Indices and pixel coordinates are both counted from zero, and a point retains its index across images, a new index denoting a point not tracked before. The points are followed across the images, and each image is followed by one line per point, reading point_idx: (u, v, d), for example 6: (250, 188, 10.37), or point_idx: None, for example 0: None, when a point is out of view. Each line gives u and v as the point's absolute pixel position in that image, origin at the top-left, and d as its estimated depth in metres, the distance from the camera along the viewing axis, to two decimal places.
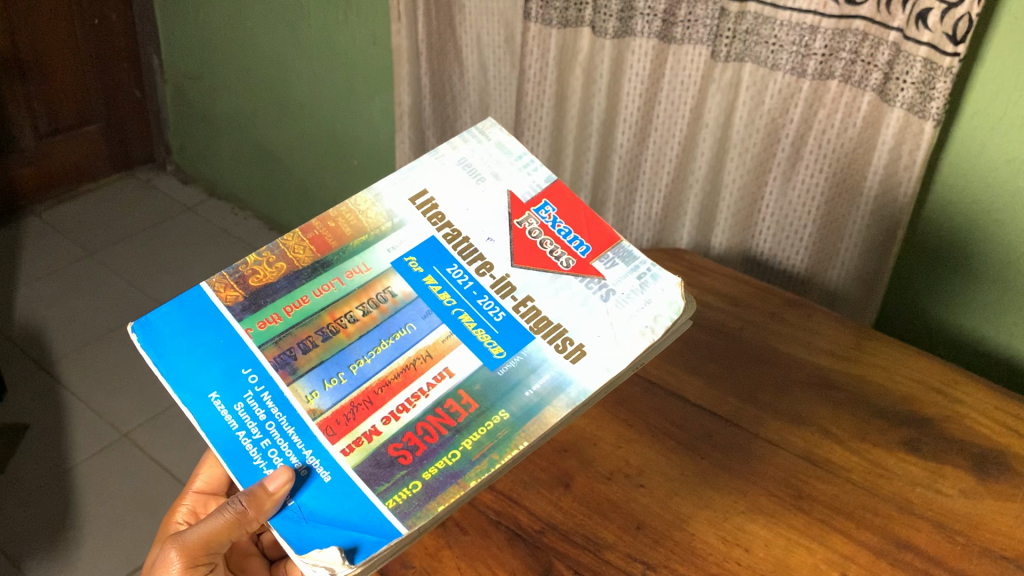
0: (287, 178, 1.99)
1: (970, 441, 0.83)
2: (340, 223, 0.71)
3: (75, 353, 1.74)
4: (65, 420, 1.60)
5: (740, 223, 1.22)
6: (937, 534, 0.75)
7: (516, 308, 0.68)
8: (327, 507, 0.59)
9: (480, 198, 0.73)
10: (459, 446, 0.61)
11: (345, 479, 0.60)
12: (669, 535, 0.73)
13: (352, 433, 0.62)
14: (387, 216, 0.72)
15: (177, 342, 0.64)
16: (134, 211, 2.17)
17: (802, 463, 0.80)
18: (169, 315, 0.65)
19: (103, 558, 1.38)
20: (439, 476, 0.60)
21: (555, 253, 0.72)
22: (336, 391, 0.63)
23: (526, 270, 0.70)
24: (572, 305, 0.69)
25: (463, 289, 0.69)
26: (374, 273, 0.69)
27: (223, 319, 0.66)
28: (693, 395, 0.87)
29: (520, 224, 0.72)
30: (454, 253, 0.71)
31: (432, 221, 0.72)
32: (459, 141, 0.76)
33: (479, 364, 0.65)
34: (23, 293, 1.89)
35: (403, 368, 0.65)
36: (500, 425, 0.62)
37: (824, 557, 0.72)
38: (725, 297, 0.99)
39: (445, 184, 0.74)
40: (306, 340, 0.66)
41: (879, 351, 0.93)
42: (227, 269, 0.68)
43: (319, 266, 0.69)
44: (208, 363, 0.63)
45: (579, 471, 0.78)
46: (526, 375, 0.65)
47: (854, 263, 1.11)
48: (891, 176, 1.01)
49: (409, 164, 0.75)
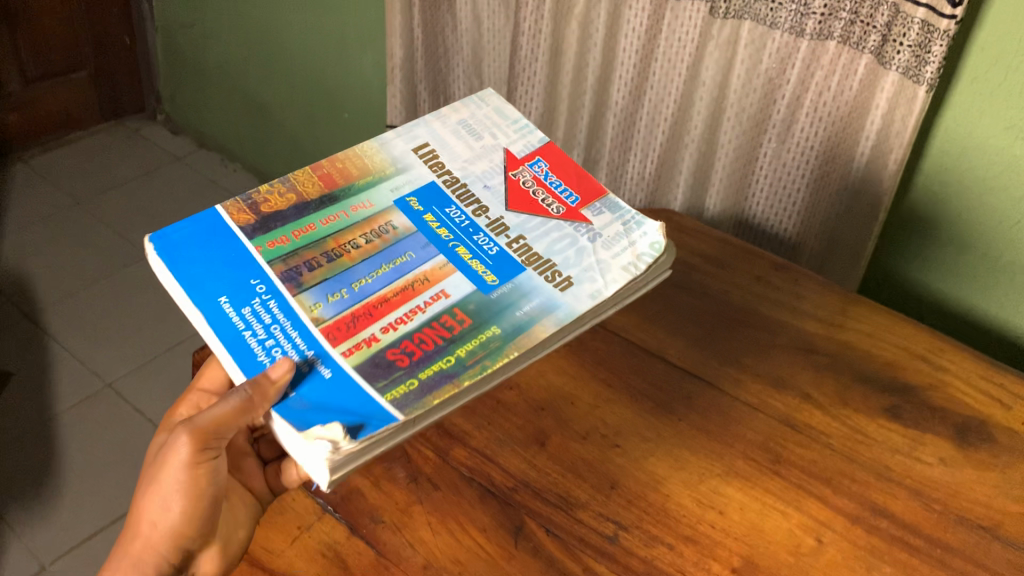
0: (278, 131, 1.96)
1: (952, 409, 0.82)
2: (348, 165, 0.76)
3: (61, 303, 1.73)
4: (49, 369, 1.59)
5: (734, 185, 1.19)
6: (914, 502, 0.74)
7: (510, 244, 0.72)
8: (325, 398, 0.58)
9: (478, 153, 0.79)
10: (453, 354, 0.62)
11: (344, 376, 0.60)
12: (644, 496, 0.72)
13: (352, 338, 0.63)
14: (391, 162, 0.77)
15: (190, 253, 0.66)
16: (123, 160, 2.15)
17: (781, 428, 0.79)
18: (185, 230, 0.68)
19: (84, 507, 1.38)
20: (434, 376, 0.60)
21: (550, 200, 0.77)
22: (332, 301, 0.65)
23: (519, 213, 0.75)
24: (567, 240, 0.73)
25: (460, 227, 0.73)
26: (378, 209, 0.73)
27: (234, 235, 0.68)
28: (674, 356, 0.86)
29: (515, 175, 0.78)
30: (452, 196, 0.75)
31: (432, 168, 0.77)
32: (460, 105, 0.83)
33: (474, 288, 0.68)
34: (9, 240, 1.87)
35: (402, 288, 0.67)
36: (492, 338, 0.64)
37: (799, 522, 0.72)
38: (712, 259, 0.98)
39: (447, 138, 0.79)
40: (312, 261, 0.68)
41: (865, 317, 0.92)
42: (241, 197, 0.71)
43: (326, 200, 0.73)
44: (220, 272, 0.65)
45: (555, 430, 0.77)
46: (518, 298, 0.67)
47: (844, 227, 1.10)
48: (883, 142, 0.99)
49: (412, 122, 0.81)
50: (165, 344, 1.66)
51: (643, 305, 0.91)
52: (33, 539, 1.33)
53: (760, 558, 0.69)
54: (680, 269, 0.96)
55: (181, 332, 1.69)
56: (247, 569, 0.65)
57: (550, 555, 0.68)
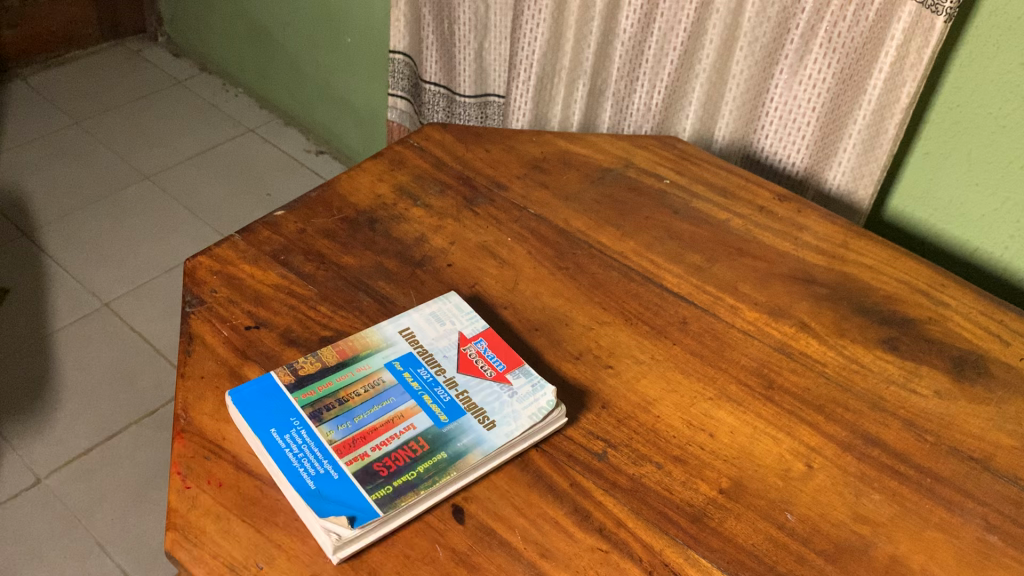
0: (279, 57, 1.93)
1: (950, 344, 0.81)
2: (352, 343, 0.72)
3: (59, 222, 1.72)
4: (46, 287, 1.59)
5: (745, 115, 1.14)
6: (906, 432, 0.73)
7: (458, 393, 0.70)
8: (337, 495, 0.60)
9: (436, 343, 0.74)
10: (415, 470, 0.63)
11: (330, 484, 0.61)
12: (634, 416, 0.72)
13: (347, 453, 0.64)
14: (383, 338, 0.73)
15: (262, 406, 0.66)
16: (122, 81, 2.12)
17: (776, 355, 0.79)
18: (259, 382, 0.68)
19: (79, 423, 1.39)
20: (393, 492, 0.61)
21: (484, 361, 0.73)
22: (342, 427, 0.65)
23: (466, 375, 0.71)
24: (493, 391, 0.70)
25: (427, 379, 0.71)
26: (369, 369, 0.70)
27: (278, 390, 0.67)
28: (672, 282, 0.85)
29: (466, 350, 0.74)
30: (421, 358, 0.72)
31: (411, 343, 0.73)
32: (425, 306, 0.78)
33: (432, 422, 0.67)
34: (6, 157, 1.85)
35: (386, 419, 0.67)
36: (444, 462, 0.64)
37: (790, 447, 0.71)
38: (714, 189, 0.96)
39: (418, 331, 0.75)
40: (322, 404, 0.67)
41: (867, 250, 0.91)
42: (285, 363, 0.70)
43: (339, 364, 0.70)
44: (272, 409, 0.66)
45: (548, 350, 0.76)
46: (464, 433, 0.67)
47: (852, 167, 1.06)
48: (896, 75, 0.96)
49: (397, 313, 0.77)
50: (163, 267, 1.66)
51: (642, 231, 0.90)
52: (28, 452, 1.34)
53: (749, 480, 0.68)
54: (681, 196, 0.95)
55: (178, 256, 1.68)
56: (232, 471, 0.63)
57: (538, 470, 0.67)
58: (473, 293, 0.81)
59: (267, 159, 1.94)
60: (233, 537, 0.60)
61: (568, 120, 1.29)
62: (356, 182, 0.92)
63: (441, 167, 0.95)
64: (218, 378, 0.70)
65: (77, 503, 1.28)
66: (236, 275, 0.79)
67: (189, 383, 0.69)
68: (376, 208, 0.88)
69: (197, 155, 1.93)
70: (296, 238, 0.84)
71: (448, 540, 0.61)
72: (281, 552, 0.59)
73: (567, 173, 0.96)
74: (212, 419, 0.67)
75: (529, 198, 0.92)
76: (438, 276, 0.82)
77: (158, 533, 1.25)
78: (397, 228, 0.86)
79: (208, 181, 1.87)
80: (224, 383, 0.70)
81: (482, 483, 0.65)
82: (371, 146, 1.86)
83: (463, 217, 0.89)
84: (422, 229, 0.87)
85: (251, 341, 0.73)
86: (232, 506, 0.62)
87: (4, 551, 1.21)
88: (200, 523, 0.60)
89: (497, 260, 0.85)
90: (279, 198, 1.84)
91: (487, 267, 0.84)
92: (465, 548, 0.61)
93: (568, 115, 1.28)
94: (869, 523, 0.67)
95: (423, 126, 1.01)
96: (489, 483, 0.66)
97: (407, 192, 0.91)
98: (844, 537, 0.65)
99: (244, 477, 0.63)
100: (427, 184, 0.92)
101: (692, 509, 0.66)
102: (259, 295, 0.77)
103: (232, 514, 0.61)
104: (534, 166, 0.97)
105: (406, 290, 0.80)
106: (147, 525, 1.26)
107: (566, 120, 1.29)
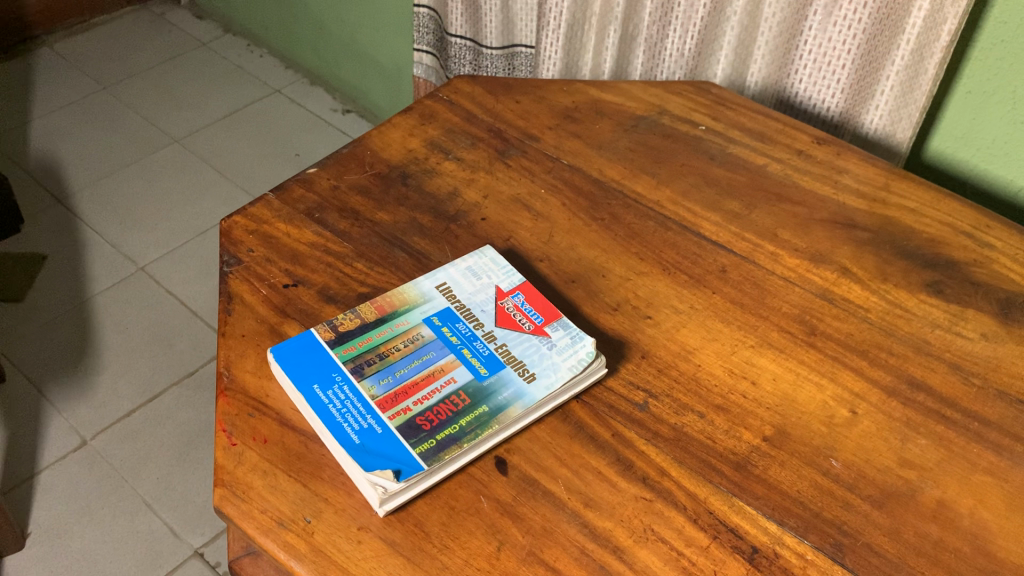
0: (303, 15, 1.91)
1: (996, 285, 0.79)
2: (390, 300, 0.72)
3: (91, 188, 1.74)
4: (83, 252, 1.61)
5: (778, 60, 1.10)
6: (952, 375, 0.72)
7: (498, 347, 0.70)
8: (383, 447, 0.61)
9: (474, 298, 0.74)
10: (458, 424, 0.63)
11: (376, 439, 0.61)
12: (674, 365, 0.71)
13: (390, 408, 0.64)
14: (421, 295, 0.73)
15: (304, 363, 0.66)
16: (147, 45, 2.11)
17: (818, 301, 0.78)
18: (301, 339, 0.68)
19: (122, 385, 1.41)
20: (436, 445, 0.62)
21: (522, 314, 0.72)
22: (383, 381, 0.66)
23: (506, 330, 0.71)
24: (532, 344, 0.70)
25: (467, 334, 0.70)
26: (408, 325, 0.70)
27: (319, 347, 0.68)
28: (709, 230, 0.84)
29: (504, 304, 0.73)
30: (459, 313, 0.72)
31: (450, 299, 0.73)
32: (461, 261, 0.77)
33: (472, 375, 0.67)
34: (37, 124, 1.87)
35: (428, 373, 0.67)
36: (486, 415, 0.64)
37: (833, 394, 0.70)
38: (751, 133, 0.95)
39: (455, 287, 0.74)
40: (363, 361, 0.67)
41: (909, 192, 0.89)
42: (323, 322, 0.70)
43: (378, 321, 0.70)
44: (315, 368, 0.66)
45: (586, 302, 0.76)
46: (505, 386, 0.66)
47: (891, 108, 1.03)
48: (937, 12, 0.92)
49: (433, 269, 0.76)
50: (195, 230, 1.67)
51: (678, 178, 0.89)
52: (74, 414, 1.37)
53: (793, 428, 0.68)
54: (718, 143, 0.93)
55: (210, 219, 1.69)
56: (276, 428, 0.64)
57: (579, 421, 0.67)
58: (509, 246, 0.80)
59: (295, 119, 1.94)
60: (280, 492, 0.61)
61: (599, 69, 1.24)
62: (387, 137, 0.91)
63: (472, 120, 0.94)
64: (259, 336, 0.70)
65: (123, 463, 1.31)
66: (271, 233, 0.79)
67: (230, 342, 0.70)
68: (408, 162, 0.88)
69: (224, 118, 1.93)
70: (330, 196, 0.83)
71: (493, 491, 0.62)
72: (328, 506, 0.60)
73: (600, 122, 0.95)
74: (255, 376, 0.67)
75: (562, 148, 0.91)
76: (472, 230, 0.81)
77: (203, 490, 1.28)
78: (430, 182, 0.86)
79: (236, 143, 1.87)
80: (265, 340, 0.70)
81: (524, 435, 0.66)
82: (398, 103, 1.85)
83: (495, 170, 0.88)
84: (455, 182, 0.86)
85: (290, 299, 0.73)
86: (278, 462, 0.62)
87: (56, 510, 1.24)
88: (248, 479, 0.61)
89: (532, 213, 0.84)
90: (307, 158, 1.84)
91: (522, 220, 0.83)
92: (510, 499, 0.61)
93: (599, 64, 1.24)
94: (915, 467, 0.66)
95: (452, 79, 0.99)
96: (531, 435, 0.66)
97: (439, 146, 0.90)
98: (890, 482, 0.65)
99: (289, 433, 0.64)
100: (459, 137, 0.91)
101: (736, 458, 0.65)
102: (295, 253, 0.77)
103: (279, 469, 0.62)
104: (566, 116, 0.95)
105: (442, 245, 0.79)
106: (192, 483, 1.29)
107: (598, 68, 1.24)
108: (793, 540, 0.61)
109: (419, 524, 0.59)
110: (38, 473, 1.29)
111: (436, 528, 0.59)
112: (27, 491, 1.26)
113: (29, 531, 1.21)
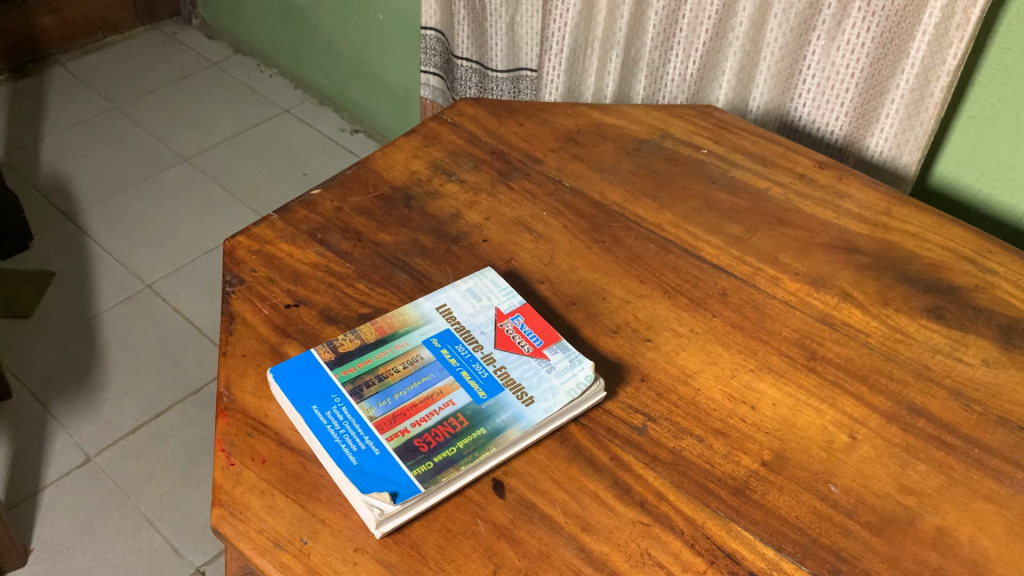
0: (312, 36, 1.93)
1: (998, 311, 0.79)
2: (391, 321, 0.73)
3: (101, 205, 1.75)
4: (91, 269, 1.62)
5: (781, 85, 1.10)
6: (952, 402, 0.72)
7: (497, 369, 0.70)
8: (379, 468, 0.61)
9: (474, 319, 0.74)
10: (455, 446, 0.63)
11: (374, 458, 0.62)
12: (673, 389, 0.71)
13: (390, 429, 0.64)
14: (422, 316, 0.74)
15: (306, 382, 0.67)
16: (159, 65, 2.14)
17: (818, 326, 0.77)
18: (302, 358, 0.69)
19: (127, 402, 1.42)
20: (434, 467, 0.62)
21: (521, 336, 0.73)
22: (382, 403, 0.66)
23: (504, 352, 0.71)
24: (531, 366, 0.70)
25: (466, 356, 0.71)
26: (409, 348, 0.71)
27: (320, 368, 0.68)
28: (710, 253, 0.84)
29: (503, 327, 0.73)
30: (460, 336, 0.72)
31: (450, 321, 0.73)
32: (462, 281, 0.78)
33: (470, 398, 0.67)
34: (48, 142, 1.89)
35: (427, 396, 0.67)
36: (484, 437, 0.64)
37: (833, 419, 0.70)
38: (754, 157, 0.95)
39: (455, 308, 0.75)
40: (365, 381, 0.67)
41: (911, 217, 0.89)
42: (325, 342, 0.70)
43: (378, 342, 0.71)
44: (316, 388, 0.66)
45: (586, 324, 0.76)
46: (504, 411, 0.66)
47: (897, 131, 1.03)
48: (941, 36, 0.92)
49: (434, 290, 0.77)
50: (203, 248, 1.68)
51: (680, 202, 0.89)
52: (78, 430, 1.37)
53: (792, 453, 0.68)
54: (721, 166, 0.94)
55: (217, 237, 1.71)
56: (275, 448, 0.64)
57: (577, 444, 0.67)
58: (510, 268, 0.81)
59: (304, 138, 1.95)
60: (277, 512, 0.61)
61: (601, 92, 1.24)
62: (391, 159, 0.92)
63: (475, 142, 0.95)
64: (259, 356, 0.71)
65: (126, 480, 1.31)
66: (274, 254, 0.80)
67: (231, 361, 0.70)
68: (411, 184, 0.88)
69: (232, 137, 1.95)
70: (333, 216, 0.84)
71: (489, 514, 0.62)
72: (324, 527, 0.60)
73: (602, 145, 0.95)
74: (254, 397, 0.68)
75: (564, 171, 0.92)
76: (474, 252, 0.82)
77: (205, 508, 1.28)
78: (432, 204, 0.86)
79: (245, 162, 1.88)
80: (265, 360, 0.70)
81: (521, 457, 0.66)
82: (405, 123, 1.86)
83: (498, 192, 0.88)
84: (458, 204, 0.87)
85: (291, 319, 0.74)
86: (276, 482, 0.62)
87: (58, 527, 1.24)
88: (245, 499, 0.61)
89: (533, 235, 0.84)
90: (315, 177, 1.85)
91: (523, 242, 0.83)
92: (506, 522, 0.61)
93: (601, 87, 1.24)
94: (915, 494, 0.65)
95: (456, 102, 1.00)
96: (528, 457, 0.66)
97: (441, 168, 0.91)
98: (890, 508, 0.64)
99: (287, 454, 0.64)
100: (461, 159, 0.92)
101: (734, 482, 0.65)
102: (297, 274, 0.78)
103: (276, 490, 0.62)
104: (568, 139, 0.96)
105: (442, 266, 0.80)
106: (194, 500, 1.29)
107: (600, 92, 1.25)
108: (790, 566, 0.60)
109: (415, 546, 0.59)
110: (41, 489, 1.29)
111: (432, 551, 0.59)
112: (30, 507, 1.27)
113: (31, 547, 1.22)
